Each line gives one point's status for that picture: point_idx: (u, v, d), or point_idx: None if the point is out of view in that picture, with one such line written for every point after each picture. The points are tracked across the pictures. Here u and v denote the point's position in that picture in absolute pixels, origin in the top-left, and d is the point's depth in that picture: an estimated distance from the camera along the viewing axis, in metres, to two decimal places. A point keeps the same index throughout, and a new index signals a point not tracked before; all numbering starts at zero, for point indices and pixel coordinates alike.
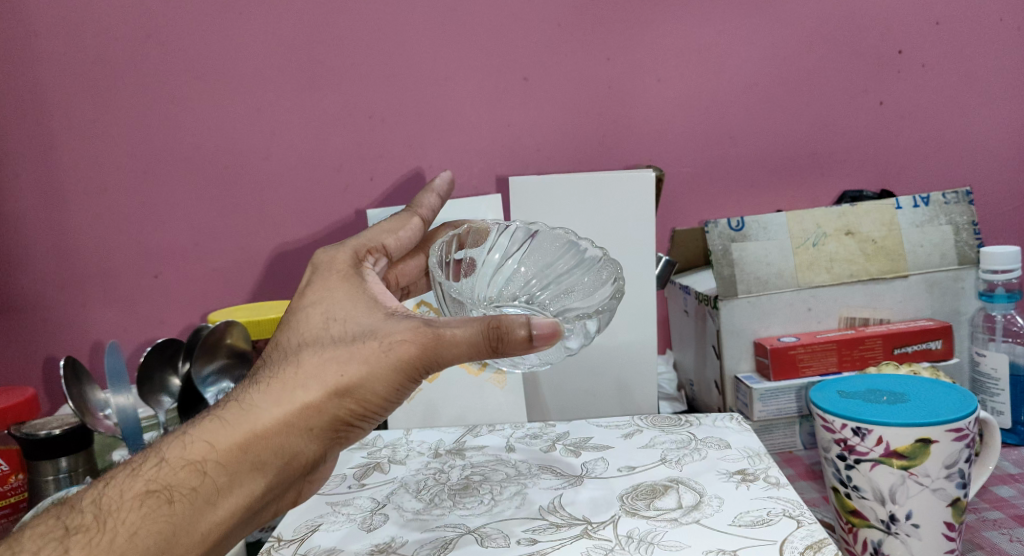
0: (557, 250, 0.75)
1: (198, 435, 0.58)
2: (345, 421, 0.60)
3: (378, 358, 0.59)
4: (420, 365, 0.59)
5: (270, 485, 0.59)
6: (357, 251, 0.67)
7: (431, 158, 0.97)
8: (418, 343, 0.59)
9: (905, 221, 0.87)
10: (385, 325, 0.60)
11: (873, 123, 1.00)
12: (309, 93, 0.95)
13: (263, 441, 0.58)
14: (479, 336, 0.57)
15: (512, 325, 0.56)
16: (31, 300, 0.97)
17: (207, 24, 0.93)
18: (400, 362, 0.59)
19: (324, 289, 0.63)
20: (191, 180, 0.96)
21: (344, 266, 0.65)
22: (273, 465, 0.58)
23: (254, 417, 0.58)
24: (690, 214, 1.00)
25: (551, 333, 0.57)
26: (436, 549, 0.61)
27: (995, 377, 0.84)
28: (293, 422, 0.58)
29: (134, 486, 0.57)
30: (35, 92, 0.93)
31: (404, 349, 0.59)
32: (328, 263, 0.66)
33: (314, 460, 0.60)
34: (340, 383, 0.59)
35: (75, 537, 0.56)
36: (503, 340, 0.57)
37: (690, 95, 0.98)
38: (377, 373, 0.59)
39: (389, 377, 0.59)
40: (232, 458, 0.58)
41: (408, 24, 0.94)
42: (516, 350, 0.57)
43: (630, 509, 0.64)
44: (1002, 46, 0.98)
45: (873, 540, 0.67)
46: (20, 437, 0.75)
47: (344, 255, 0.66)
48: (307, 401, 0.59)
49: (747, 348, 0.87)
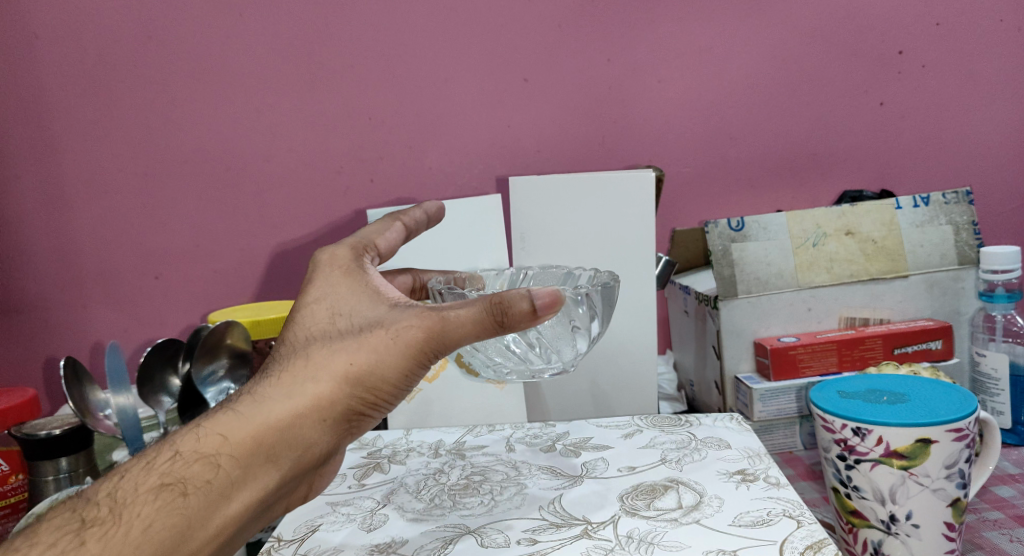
0: (557, 282, 0.77)
1: (211, 429, 0.58)
2: (357, 411, 0.60)
3: (387, 345, 0.60)
4: (429, 350, 0.60)
5: (283, 478, 0.59)
6: (356, 249, 0.67)
7: (431, 159, 0.98)
8: (426, 328, 0.59)
9: (905, 221, 0.87)
10: (392, 313, 0.61)
11: (873, 123, 1.00)
12: (309, 94, 0.95)
13: (276, 432, 0.58)
14: (485, 314, 0.58)
15: (515, 299, 0.58)
16: (33, 301, 0.97)
17: (208, 26, 0.93)
18: (408, 348, 0.59)
19: (327, 284, 0.64)
20: (192, 181, 0.96)
21: (348, 262, 0.65)
22: (287, 456, 0.58)
23: (266, 409, 0.58)
24: (690, 215, 1.01)
25: (552, 302, 0.59)
26: (436, 549, 0.62)
27: (996, 377, 0.84)
28: (305, 413, 0.58)
29: (148, 479, 0.56)
30: (37, 93, 0.94)
31: (412, 334, 0.59)
32: (328, 260, 0.65)
33: (326, 452, 0.61)
34: (351, 372, 0.59)
35: (90, 530, 0.55)
36: (507, 314, 0.58)
37: (689, 95, 0.98)
38: (387, 361, 0.59)
39: (399, 364, 0.60)
40: (246, 450, 0.57)
41: (408, 26, 0.95)
42: (521, 322, 0.58)
43: (629, 509, 0.64)
44: (1002, 46, 0.98)
45: (873, 541, 0.67)
46: (20, 438, 0.75)
47: (344, 252, 0.66)
48: (318, 391, 0.59)
49: (747, 348, 0.87)
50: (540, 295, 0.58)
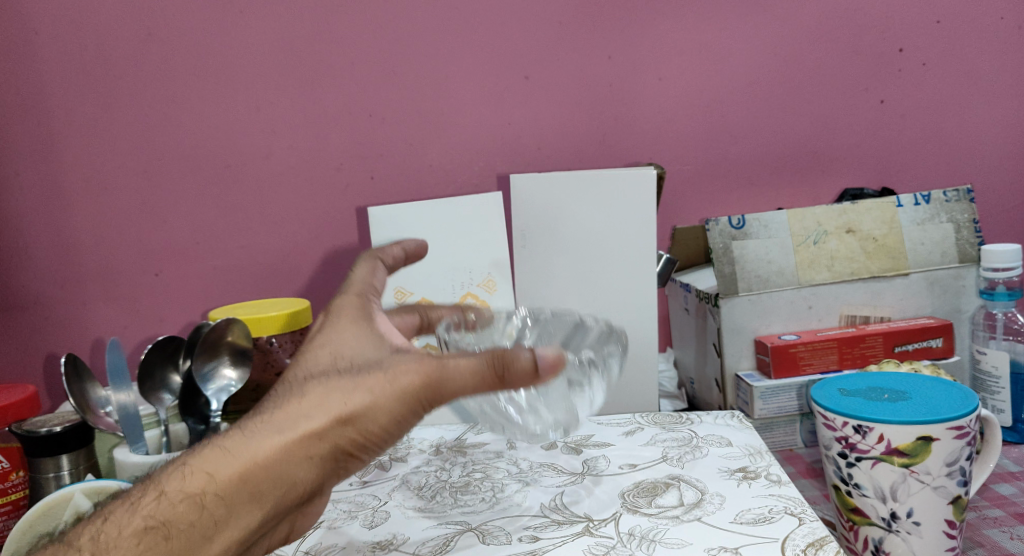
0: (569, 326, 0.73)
1: (197, 467, 0.57)
2: (346, 451, 0.58)
3: (384, 388, 0.58)
4: (424, 397, 0.58)
5: (269, 517, 0.57)
6: (362, 294, 0.65)
7: (432, 157, 0.98)
8: (425, 373, 0.58)
9: (906, 219, 0.87)
10: (391, 358, 0.59)
11: (874, 121, 1.00)
12: (309, 91, 0.95)
13: (262, 472, 0.56)
14: (487, 366, 0.57)
15: (520, 353, 0.57)
16: (33, 298, 0.97)
17: (209, 23, 0.93)
18: (406, 393, 0.58)
19: (332, 327, 0.62)
20: (192, 178, 0.96)
21: (355, 305, 0.64)
22: (272, 495, 0.57)
23: (254, 446, 0.56)
24: (691, 213, 1.01)
25: (556, 360, 0.58)
26: (438, 545, 0.61)
27: (996, 374, 0.84)
28: (293, 451, 0.57)
29: (131, 522, 0.55)
30: (37, 90, 0.93)
31: (411, 379, 0.58)
32: (337, 302, 0.64)
33: (311, 491, 0.59)
34: (344, 413, 0.57)
35: None
36: (512, 368, 0.57)
37: (690, 93, 0.98)
38: (382, 404, 0.58)
39: (393, 409, 0.58)
40: (231, 491, 0.56)
41: (408, 23, 0.95)
42: (524, 379, 0.57)
43: (631, 507, 0.64)
44: (1003, 44, 0.98)
45: (873, 538, 0.67)
46: (20, 434, 0.75)
47: (352, 296, 0.64)
48: (309, 430, 0.57)
49: (747, 346, 0.87)
50: (544, 355, 0.58)
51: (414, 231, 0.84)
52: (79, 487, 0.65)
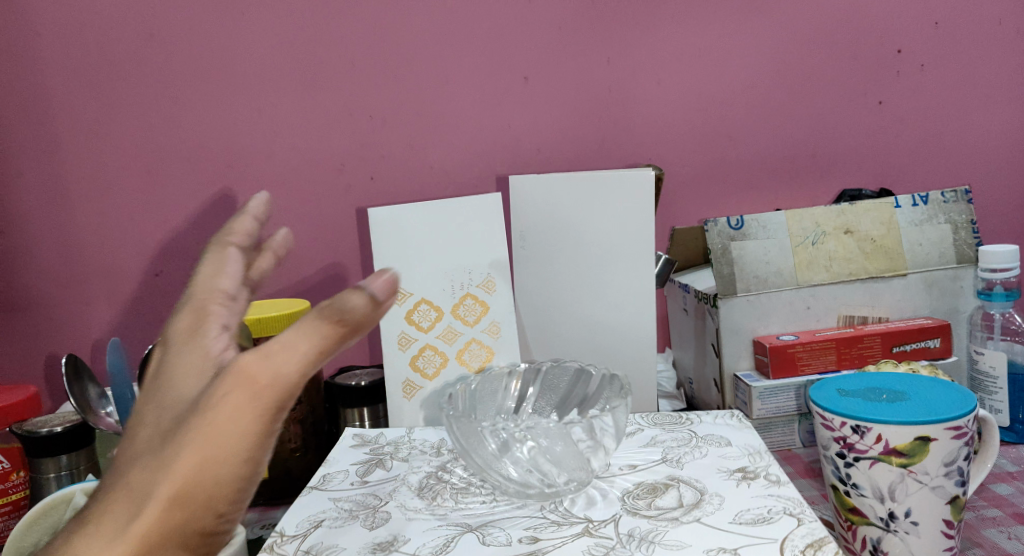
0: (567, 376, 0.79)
1: None
2: (214, 515, 0.49)
3: (217, 428, 0.48)
4: (272, 405, 0.49)
5: None
6: (196, 309, 0.54)
7: (432, 158, 0.98)
8: (249, 387, 0.48)
9: (904, 220, 0.88)
10: (206, 386, 0.50)
11: (873, 123, 1.00)
12: (310, 93, 0.96)
13: None
14: (320, 337, 0.49)
15: (346, 302, 0.49)
16: (34, 299, 0.97)
17: (209, 25, 0.93)
18: (247, 412, 0.48)
19: (168, 356, 0.52)
20: (192, 179, 0.96)
21: (181, 329, 0.53)
22: None
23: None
24: (690, 214, 1.01)
25: (390, 291, 0.50)
26: (438, 546, 0.61)
27: (994, 375, 0.85)
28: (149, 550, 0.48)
29: None
30: (38, 91, 0.94)
31: (235, 400, 0.48)
32: (172, 335, 0.54)
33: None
34: (183, 483, 0.48)
35: None
36: (344, 315, 0.49)
37: (689, 95, 0.98)
38: (228, 435, 0.48)
39: (238, 433, 0.48)
40: None
41: (409, 25, 0.95)
42: (364, 322, 0.49)
43: (631, 509, 0.64)
44: (1001, 46, 0.99)
45: (872, 538, 0.68)
46: (21, 435, 0.75)
47: (184, 320, 0.54)
48: (147, 523, 0.48)
49: (747, 346, 0.87)
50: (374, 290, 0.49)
51: (414, 231, 0.83)
52: (80, 488, 0.64)
